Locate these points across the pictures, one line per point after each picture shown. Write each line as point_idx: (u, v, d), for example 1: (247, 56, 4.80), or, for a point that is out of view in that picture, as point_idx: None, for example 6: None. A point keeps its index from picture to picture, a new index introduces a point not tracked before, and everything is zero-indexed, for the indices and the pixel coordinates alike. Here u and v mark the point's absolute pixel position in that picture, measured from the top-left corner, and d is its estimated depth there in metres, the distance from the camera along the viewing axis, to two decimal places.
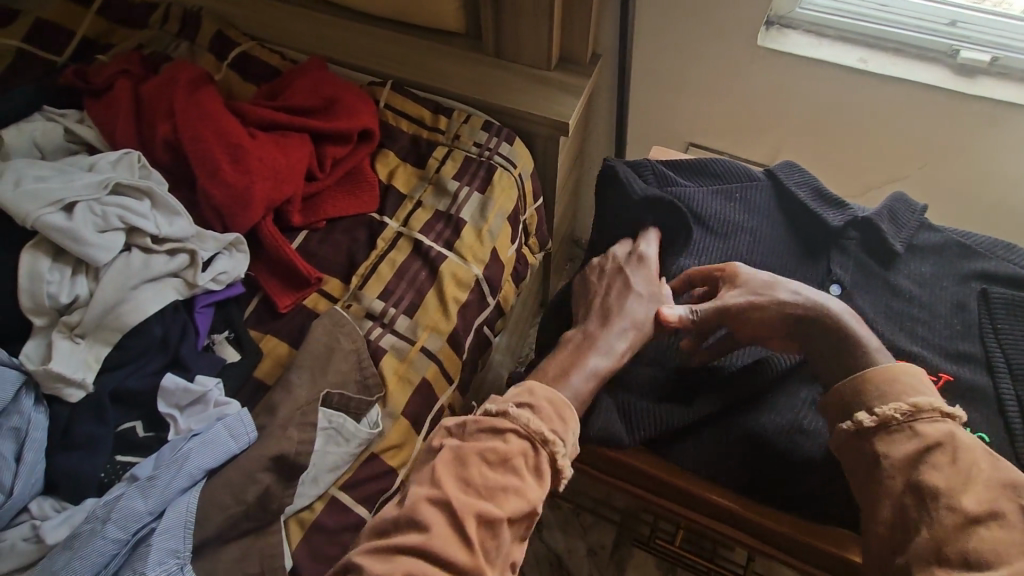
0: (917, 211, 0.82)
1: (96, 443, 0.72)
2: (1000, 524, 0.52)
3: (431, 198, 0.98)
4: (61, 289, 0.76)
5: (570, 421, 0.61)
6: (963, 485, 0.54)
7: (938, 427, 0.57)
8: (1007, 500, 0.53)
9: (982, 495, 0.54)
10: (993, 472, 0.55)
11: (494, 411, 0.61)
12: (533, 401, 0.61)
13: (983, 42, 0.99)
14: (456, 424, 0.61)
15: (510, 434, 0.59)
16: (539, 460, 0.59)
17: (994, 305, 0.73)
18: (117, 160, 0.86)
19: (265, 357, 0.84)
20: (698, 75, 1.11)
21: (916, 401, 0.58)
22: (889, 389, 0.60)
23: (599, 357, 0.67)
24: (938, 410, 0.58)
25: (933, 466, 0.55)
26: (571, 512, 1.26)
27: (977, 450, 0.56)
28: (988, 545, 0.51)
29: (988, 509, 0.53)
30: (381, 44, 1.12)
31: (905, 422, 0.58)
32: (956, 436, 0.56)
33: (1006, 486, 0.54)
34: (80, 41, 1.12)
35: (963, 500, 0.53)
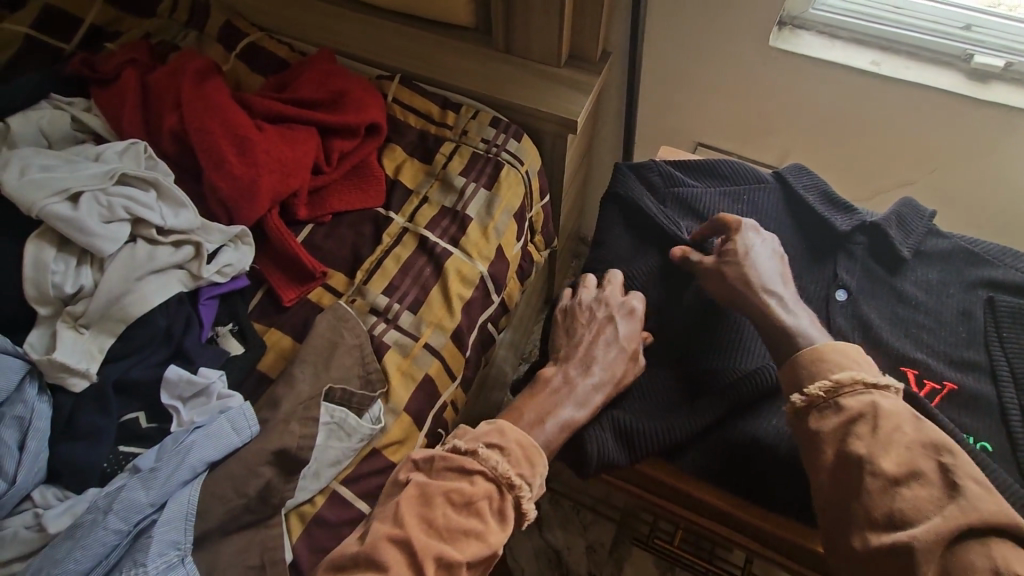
0: (926, 217, 0.81)
1: (99, 433, 0.72)
2: (920, 483, 0.52)
3: (438, 193, 0.98)
4: (65, 280, 0.76)
5: (539, 465, 0.62)
6: (882, 448, 0.54)
7: (860, 399, 0.57)
8: (925, 458, 0.53)
9: (901, 455, 0.54)
10: (917, 435, 0.55)
11: (462, 448, 0.62)
12: (503, 443, 0.62)
13: (998, 46, 0.97)
14: (423, 458, 0.63)
15: (477, 476, 0.61)
16: (503, 503, 0.60)
17: (1000, 314, 0.72)
18: (123, 150, 0.85)
19: (269, 350, 0.84)
20: (708, 75, 1.10)
21: (837, 376, 0.58)
22: (811, 366, 0.61)
23: (574, 408, 0.68)
24: (860, 381, 0.58)
25: (858, 436, 0.55)
26: (571, 510, 1.27)
27: (902, 415, 0.56)
28: (908, 502, 0.52)
29: (907, 470, 0.53)
30: (390, 38, 1.11)
31: (829, 399, 0.58)
32: (877, 404, 0.56)
33: (927, 447, 0.54)
34: (89, 28, 1.12)
35: (883, 463, 0.53)
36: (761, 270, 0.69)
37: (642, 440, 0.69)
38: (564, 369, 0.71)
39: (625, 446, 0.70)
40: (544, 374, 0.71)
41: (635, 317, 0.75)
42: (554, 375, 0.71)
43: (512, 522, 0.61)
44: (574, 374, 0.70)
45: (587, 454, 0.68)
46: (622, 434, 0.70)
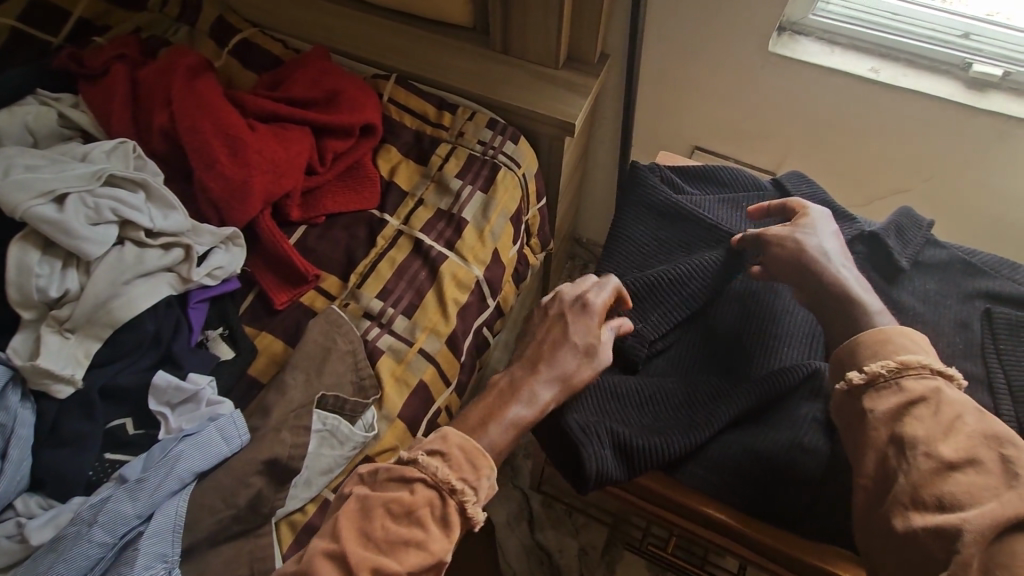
0: (924, 227, 0.81)
1: (85, 440, 0.71)
2: (975, 469, 0.51)
3: (433, 196, 0.96)
4: (50, 283, 0.74)
5: (484, 471, 0.60)
6: (941, 433, 0.53)
7: (925, 382, 0.57)
8: (986, 449, 0.52)
9: (964, 442, 0.53)
10: (979, 426, 0.54)
11: (405, 458, 0.61)
12: (444, 449, 0.60)
13: (996, 55, 0.97)
14: (368, 471, 0.62)
15: (417, 484, 0.59)
16: (446, 510, 0.58)
17: (997, 326, 0.72)
18: (111, 149, 0.83)
19: (260, 355, 0.82)
20: (706, 79, 1.10)
21: (904, 358, 0.58)
22: (875, 347, 0.60)
23: (522, 406, 0.65)
24: (927, 366, 0.57)
25: (916, 418, 0.55)
26: (563, 513, 1.26)
27: (966, 406, 0.55)
28: (961, 486, 0.50)
29: (965, 456, 0.52)
30: (386, 36, 1.10)
31: (892, 378, 0.58)
32: (942, 390, 0.56)
33: (988, 438, 0.53)
34: (77, 22, 1.09)
35: (940, 447, 0.52)
36: (826, 245, 0.69)
37: (641, 455, 0.68)
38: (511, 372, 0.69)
39: (624, 462, 0.68)
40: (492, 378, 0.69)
41: (591, 310, 0.71)
42: (502, 379, 0.68)
43: (459, 530, 0.59)
44: (522, 376, 0.67)
45: (586, 471, 0.66)
46: (620, 449, 0.68)
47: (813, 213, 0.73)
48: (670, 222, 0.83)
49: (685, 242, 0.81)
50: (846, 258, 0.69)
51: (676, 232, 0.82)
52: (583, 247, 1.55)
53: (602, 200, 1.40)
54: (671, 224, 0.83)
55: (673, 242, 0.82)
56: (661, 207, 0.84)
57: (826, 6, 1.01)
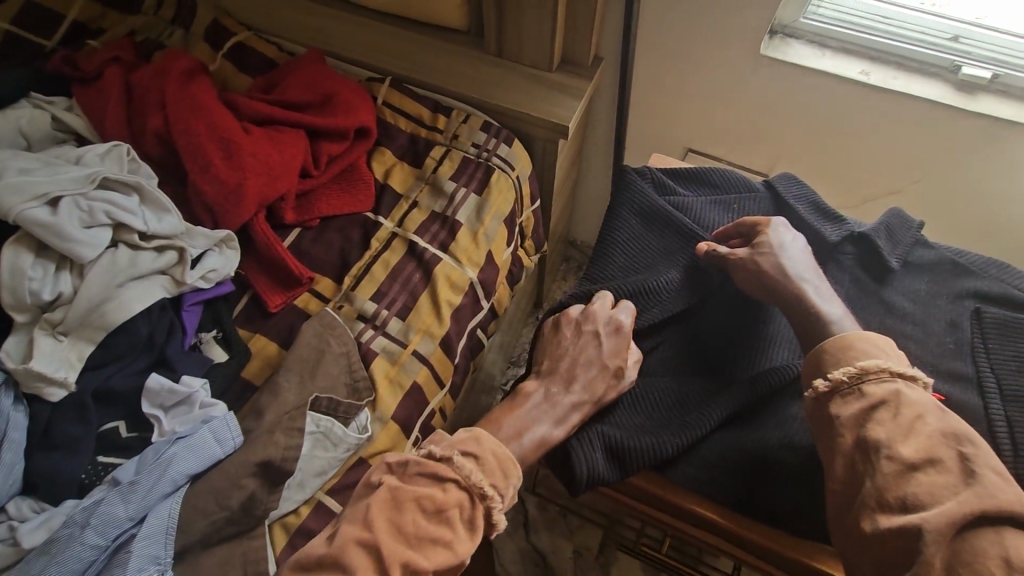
0: (914, 228, 0.81)
1: (78, 443, 0.71)
2: (938, 470, 0.52)
3: (428, 198, 0.97)
4: (43, 286, 0.74)
5: (512, 477, 0.61)
6: (903, 435, 0.54)
7: (884, 386, 0.58)
8: (945, 447, 0.53)
9: (924, 442, 0.54)
10: (939, 425, 0.55)
11: (438, 455, 0.61)
12: (478, 452, 0.61)
13: (984, 58, 0.98)
14: (398, 463, 0.61)
15: (450, 484, 0.59)
16: (474, 512, 0.59)
17: (986, 326, 0.72)
18: (105, 152, 0.83)
19: (254, 357, 0.83)
20: (700, 82, 1.10)
21: (863, 363, 0.59)
22: (839, 354, 0.62)
23: (551, 425, 0.67)
24: (886, 370, 0.59)
25: (878, 422, 0.56)
26: (559, 513, 1.26)
27: (926, 406, 0.56)
28: (924, 487, 0.52)
29: (925, 457, 0.53)
30: (381, 39, 1.10)
31: (853, 384, 0.59)
32: (901, 394, 0.57)
33: (948, 437, 0.54)
34: (71, 25, 1.09)
35: (901, 448, 0.53)
36: (785, 264, 0.70)
37: (632, 457, 0.68)
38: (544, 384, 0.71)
39: (615, 463, 0.69)
40: (525, 388, 0.71)
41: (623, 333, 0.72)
42: (535, 392, 0.70)
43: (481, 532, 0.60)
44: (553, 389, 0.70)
45: (577, 474, 0.68)
46: (610, 451, 0.69)
47: (778, 232, 0.73)
48: (660, 221, 0.83)
49: (674, 242, 0.82)
50: (810, 275, 0.69)
51: (665, 232, 0.83)
52: (578, 249, 1.56)
53: (597, 201, 1.41)
54: (661, 223, 0.83)
55: (663, 241, 0.82)
56: (651, 210, 0.84)
57: (817, 10, 1.02)
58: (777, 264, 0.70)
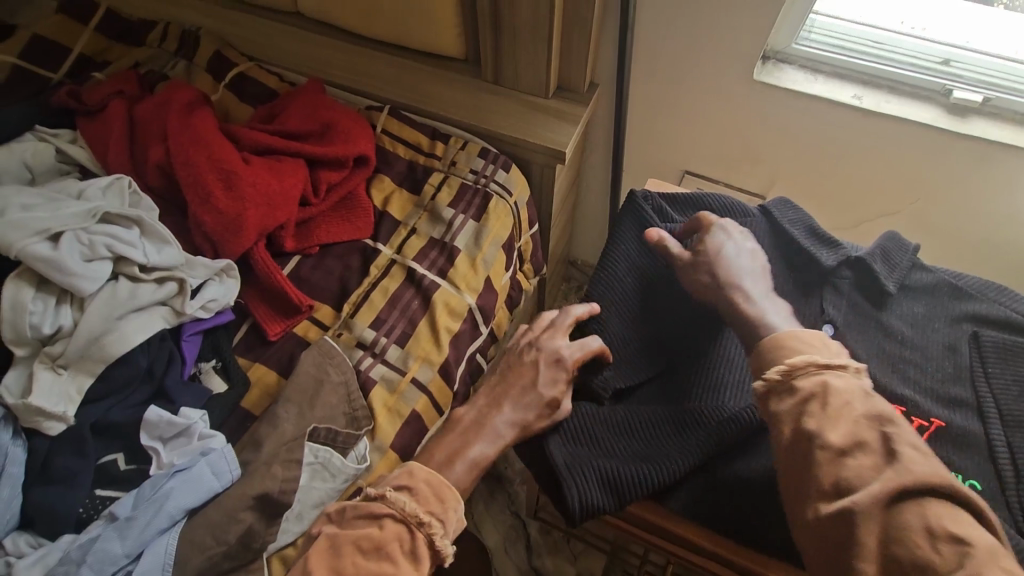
0: (910, 251, 0.82)
1: (75, 477, 0.70)
2: (863, 451, 0.55)
3: (426, 225, 0.98)
4: (43, 320, 0.74)
5: (449, 501, 0.63)
6: (831, 422, 0.56)
7: (812, 379, 0.60)
8: (869, 430, 0.56)
9: (847, 427, 0.56)
10: (866, 409, 0.57)
11: (372, 495, 0.62)
12: (410, 484, 0.63)
13: (976, 81, 0.99)
14: (336, 511, 0.63)
15: (386, 520, 0.60)
16: (414, 544, 0.59)
17: (986, 350, 0.72)
18: (107, 186, 0.84)
19: (253, 386, 0.83)
20: (694, 108, 1.12)
21: (791, 360, 0.61)
22: (773, 354, 0.64)
23: (485, 445, 0.69)
24: (813, 363, 0.60)
25: (811, 414, 0.58)
26: (560, 538, 1.24)
27: (854, 393, 0.58)
28: (852, 471, 0.54)
29: (852, 441, 0.55)
30: (379, 68, 1.12)
31: (786, 382, 0.61)
32: (828, 384, 0.59)
33: (873, 419, 0.57)
34: (76, 59, 1.12)
35: (830, 435, 0.56)
36: (724, 265, 0.73)
37: (628, 486, 0.68)
38: (476, 406, 0.73)
39: (611, 493, 0.69)
40: (456, 412, 0.72)
41: (562, 365, 0.74)
42: (466, 414, 0.72)
43: (427, 564, 0.60)
44: (487, 411, 0.72)
45: (573, 504, 0.68)
46: (605, 479, 0.69)
47: (716, 237, 0.76)
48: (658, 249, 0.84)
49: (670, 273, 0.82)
50: (742, 274, 0.72)
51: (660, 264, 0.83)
52: (578, 269, 1.57)
53: (595, 223, 1.42)
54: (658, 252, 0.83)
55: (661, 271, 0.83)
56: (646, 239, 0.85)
57: (809, 35, 1.04)
58: (717, 273, 0.73)
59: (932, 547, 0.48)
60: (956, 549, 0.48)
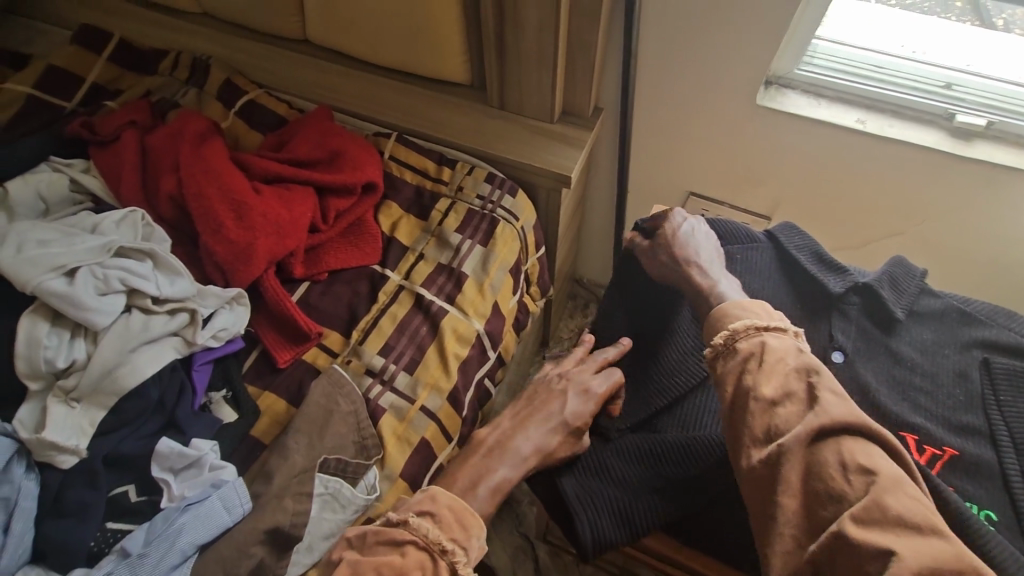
0: (917, 276, 0.82)
1: (87, 510, 0.71)
2: (791, 401, 0.58)
3: (433, 250, 0.98)
4: (58, 354, 0.75)
5: (471, 529, 0.62)
6: (765, 376, 0.60)
7: (751, 341, 0.63)
8: (796, 380, 0.59)
9: (780, 379, 0.59)
10: (798, 364, 0.60)
11: (394, 520, 0.61)
12: (433, 509, 0.62)
13: (978, 105, 1.00)
14: (356, 535, 0.61)
15: (408, 547, 0.59)
16: (437, 571, 0.58)
17: (997, 377, 0.72)
18: (121, 219, 0.85)
19: (263, 415, 0.83)
20: (697, 131, 1.13)
21: (733, 326, 0.65)
22: (718, 323, 0.67)
23: (509, 469, 0.69)
24: (751, 326, 0.64)
25: (750, 373, 0.61)
26: (570, 561, 1.23)
27: (787, 351, 0.62)
28: (782, 419, 0.57)
29: (782, 392, 0.58)
30: (386, 95, 1.14)
31: (729, 345, 0.64)
32: (765, 344, 0.62)
33: (801, 371, 0.60)
34: (89, 87, 1.14)
35: (764, 388, 0.59)
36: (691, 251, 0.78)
37: (639, 518, 0.69)
38: (501, 429, 0.73)
39: (622, 525, 0.69)
40: (480, 434, 0.73)
41: (590, 396, 0.75)
42: (489, 436, 0.72)
43: None
44: (510, 433, 0.72)
45: (585, 540, 0.68)
46: (616, 513, 0.69)
47: (675, 218, 0.81)
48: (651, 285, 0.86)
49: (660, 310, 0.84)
50: (695, 250, 0.78)
51: (658, 299, 0.85)
52: (584, 287, 1.57)
53: (601, 243, 1.42)
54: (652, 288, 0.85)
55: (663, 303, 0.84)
56: (634, 275, 0.87)
57: (812, 60, 1.04)
58: (675, 254, 0.78)
59: (845, 478, 0.52)
60: (866, 479, 0.51)
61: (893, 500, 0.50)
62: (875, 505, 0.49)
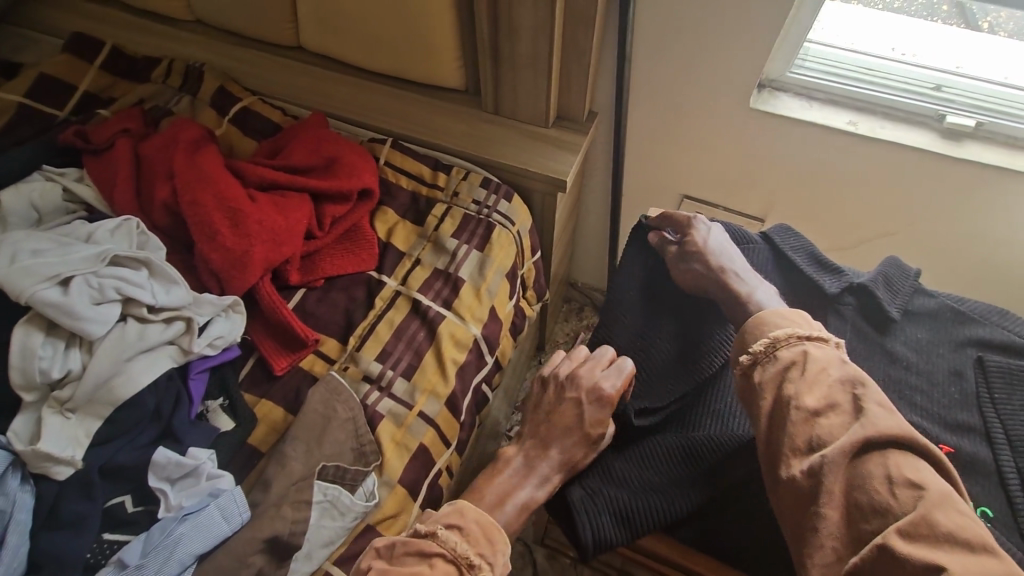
0: (911, 276, 0.82)
1: (84, 522, 0.70)
2: (835, 412, 0.59)
3: (430, 255, 0.98)
4: (53, 364, 0.74)
5: (499, 545, 0.62)
6: (807, 386, 0.60)
7: (794, 349, 0.64)
8: (842, 392, 0.60)
9: (824, 390, 0.60)
10: (842, 373, 0.61)
11: (422, 532, 0.62)
12: (462, 523, 0.62)
13: (967, 106, 1.01)
14: (385, 546, 0.62)
15: (436, 559, 0.59)
16: None
17: (991, 375, 0.72)
18: (115, 228, 0.85)
19: (260, 423, 0.83)
20: (690, 135, 1.14)
21: (774, 334, 0.65)
22: (754, 330, 0.68)
23: (533, 488, 0.69)
24: (793, 335, 0.65)
25: (790, 380, 0.61)
26: (567, 565, 1.22)
27: (831, 360, 0.62)
28: (825, 430, 0.57)
29: (826, 403, 0.59)
30: (381, 100, 1.14)
31: (769, 352, 0.65)
32: (808, 352, 0.63)
33: (846, 382, 0.61)
34: (81, 96, 1.13)
35: (806, 399, 0.59)
36: (729, 260, 0.78)
37: (640, 519, 0.69)
38: (523, 449, 0.73)
39: (623, 526, 0.69)
40: (506, 453, 0.73)
41: (604, 400, 0.72)
42: (514, 456, 0.72)
43: None
44: (534, 454, 0.72)
45: (584, 540, 0.68)
46: (617, 513, 0.69)
47: (699, 228, 0.83)
48: (661, 282, 0.87)
49: (676, 304, 0.84)
50: (729, 259, 0.78)
51: (672, 296, 0.85)
52: (578, 290, 1.57)
53: (596, 246, 1.43)
54: (662, 285, 0.86)
55: (682, 300, 0.84)
56: (655, 274, 0.87)
57: (804, 63, 1.05)
58: (709, 261, 0.79)
59: (891, 492, 0.52)
60: (915, 494, 0.51)
61: (942, 516, 0.50)
62: (922, 521, 0.49)
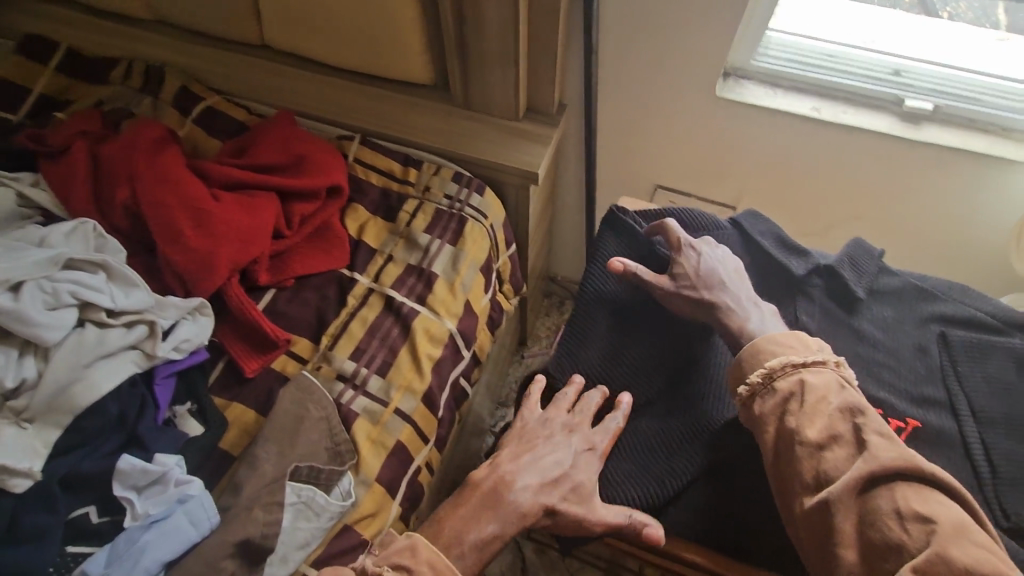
0: (876, 256, 0.83)
1: (44, 535, 0.67)
2: (838, 444, 0.60)
3: (402, 251, 0.97)
4: (6, 373, 0.72)
5: None
6: (808, 419, 0.62)
7: (790, 378, 0.65)
8: (842, 421, 0.61)
9: (824, 422, 0.62)
10: (842, 402, 0.63)
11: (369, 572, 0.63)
12: (412, 565, 0.64)
13: (925, 90, 1.03)
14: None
15: None
16: None
17: (954, 349, 0.74)
18: (70, 231, 0.82)
19: (231, 426, 0.81)
20: (660, 127, 1.15)
21: (770, 364, 0.67)
22: (751, 359, 0.69)
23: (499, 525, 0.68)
24: (788, 364, 0.66)
25: (791, 413, 0.63)
26: (556, 558, 1.23)
27: (828, 388, 0.64)
28: (831, 464, 0.59)
29: (828, 435, 0.61)
30: (347, 97, 1.12)
31: (766, 384, 0.66)
32: (805, 381, 0.64)
33: (846, 412, 0.62)
34: (37, 99, 1.10)
35: (808, 432, 0.61)
36: (729, 295, 0.76)
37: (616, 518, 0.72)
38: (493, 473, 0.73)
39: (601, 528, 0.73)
40: (474, 477, 0.73)
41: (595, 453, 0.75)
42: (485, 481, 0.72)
43: None
44: (504, 481, 0.72)
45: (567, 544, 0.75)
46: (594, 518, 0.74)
47: (690, 256, 0.79)
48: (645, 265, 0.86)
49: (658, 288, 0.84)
50: (724, 293, 0.76)
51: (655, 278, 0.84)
52: (558, 284, 1.57)
53: (572, 239, 1.43)
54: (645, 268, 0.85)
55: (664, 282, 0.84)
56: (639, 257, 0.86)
57: (767, 52, 1.06)
58: (701, 293, 0.77)
59: (902, 528, 0.54)
60: (925, 528, 0.53)
61: (957, 550, 0.51)
62: (937, 558, 0.51)
